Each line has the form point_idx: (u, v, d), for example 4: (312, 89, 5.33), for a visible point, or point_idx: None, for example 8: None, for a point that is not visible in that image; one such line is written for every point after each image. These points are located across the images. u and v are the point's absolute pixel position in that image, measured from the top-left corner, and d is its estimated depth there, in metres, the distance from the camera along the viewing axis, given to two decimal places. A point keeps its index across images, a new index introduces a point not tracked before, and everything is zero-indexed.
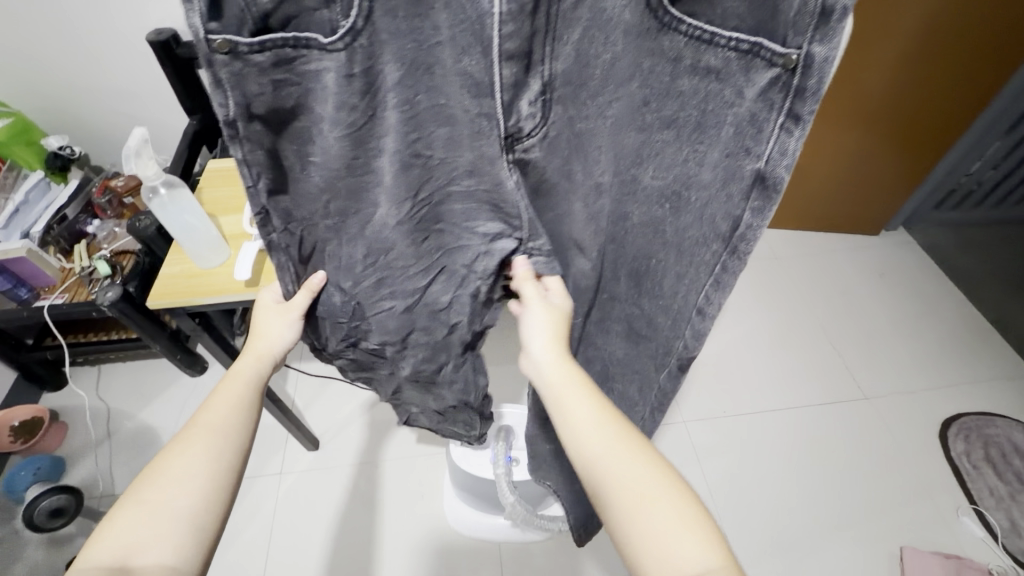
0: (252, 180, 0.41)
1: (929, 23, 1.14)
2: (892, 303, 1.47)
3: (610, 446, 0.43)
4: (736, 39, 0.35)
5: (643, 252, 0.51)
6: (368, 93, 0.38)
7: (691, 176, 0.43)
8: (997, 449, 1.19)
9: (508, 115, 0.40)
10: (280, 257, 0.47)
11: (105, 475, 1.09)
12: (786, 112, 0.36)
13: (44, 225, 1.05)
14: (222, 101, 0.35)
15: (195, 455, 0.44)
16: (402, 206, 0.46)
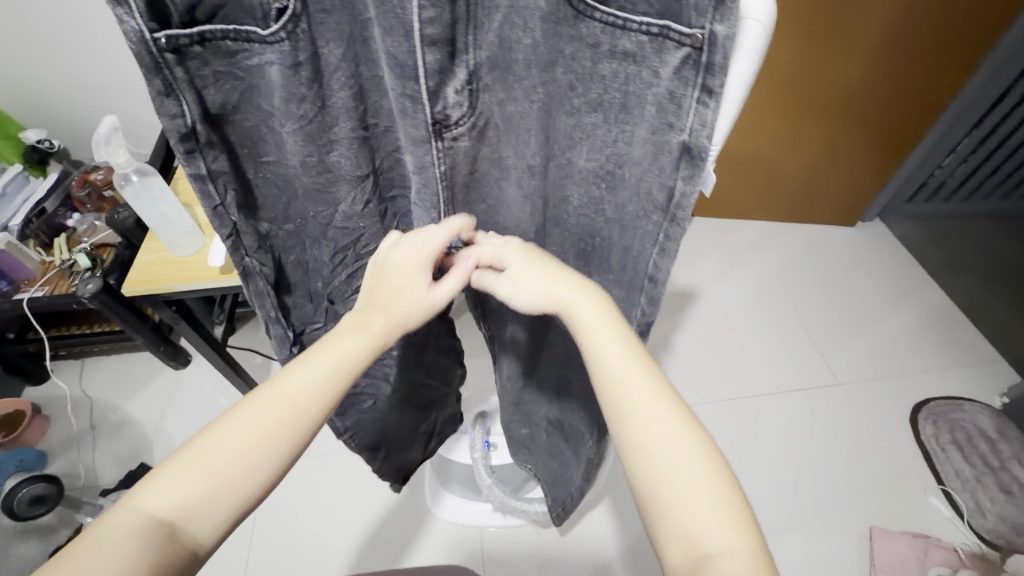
0: (217, 196, 0.39)
1: (900, 13, 1.16)
2: (870, 291, 1.51)
3: (644, 409, 0.38)
4: (646, 23, 0.32)
5: (587, 230, 0.49)
6: (315, 83, 0.37)
7: (623, 153, 0.40)
8: (963, 432, 1.22)
9: (434, 101, 0.39)
10: (257, 282, 0.46)
11: (88, 466, 1.10)
12: (698, 87, 0.32)
13: (22, 218, 1.06)
14: (177, 110, 0.33)
15: (268, 433, 0.38)
16: (361, 187, 0.46)
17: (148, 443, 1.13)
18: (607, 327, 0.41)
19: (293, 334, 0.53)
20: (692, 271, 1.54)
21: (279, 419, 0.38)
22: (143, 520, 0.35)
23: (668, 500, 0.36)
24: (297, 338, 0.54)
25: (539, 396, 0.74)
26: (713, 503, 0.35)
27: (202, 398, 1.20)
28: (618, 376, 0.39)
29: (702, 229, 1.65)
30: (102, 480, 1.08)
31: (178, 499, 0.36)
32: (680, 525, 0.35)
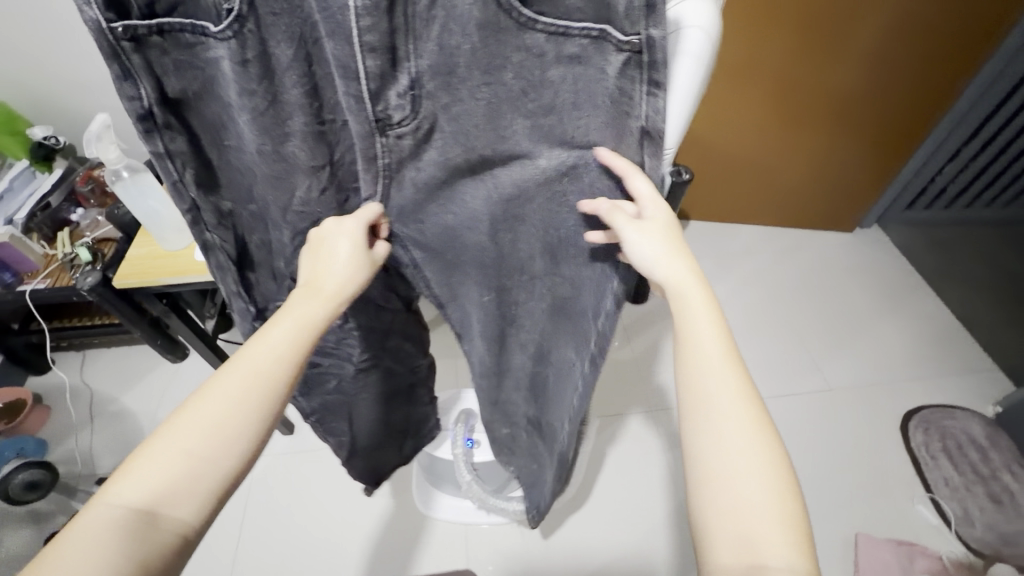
0: (177, 172, 0.42)
1: (896, 18, 1.16)
2: (859, 299, 1.50)
3: (723, 412, 0.39)
4: (585, 28, 0.35)
5: (550, 226, 0.48)
6: (265, 78, 0.38)
7: (584, 147, 0.41)
8: (954, 441, 1.22)
9: (376, 102, 0.39)
10: (218, 257, 0.48)
11: (85, 455, 1.13)
12: (644, 81, 0.36)
13: (27, 213, 1.08)
14: (134, 94, 0.36)
15: (237, 404, 0.39)
16: (318, 176, 0.45)
17: (145, 434, 1.16)
18: (703, 319, 0.41)
19: (256, 309, 0.55)
20: None
21: (246, 391, 0.39)
22: (123, 511, 0.35)
23: (724, 506, 0.37)
24: (262, 314, 0.56)
25: (514, 394, 0.74)
26: (777, 520, 0.36)
27: None
28: (701, 377, 0.40)
29: (697, 233, 1.65)
30: (100, 469, 1.11)
31: (154, 485, 0.36)
32: (733, 530, 0.36)
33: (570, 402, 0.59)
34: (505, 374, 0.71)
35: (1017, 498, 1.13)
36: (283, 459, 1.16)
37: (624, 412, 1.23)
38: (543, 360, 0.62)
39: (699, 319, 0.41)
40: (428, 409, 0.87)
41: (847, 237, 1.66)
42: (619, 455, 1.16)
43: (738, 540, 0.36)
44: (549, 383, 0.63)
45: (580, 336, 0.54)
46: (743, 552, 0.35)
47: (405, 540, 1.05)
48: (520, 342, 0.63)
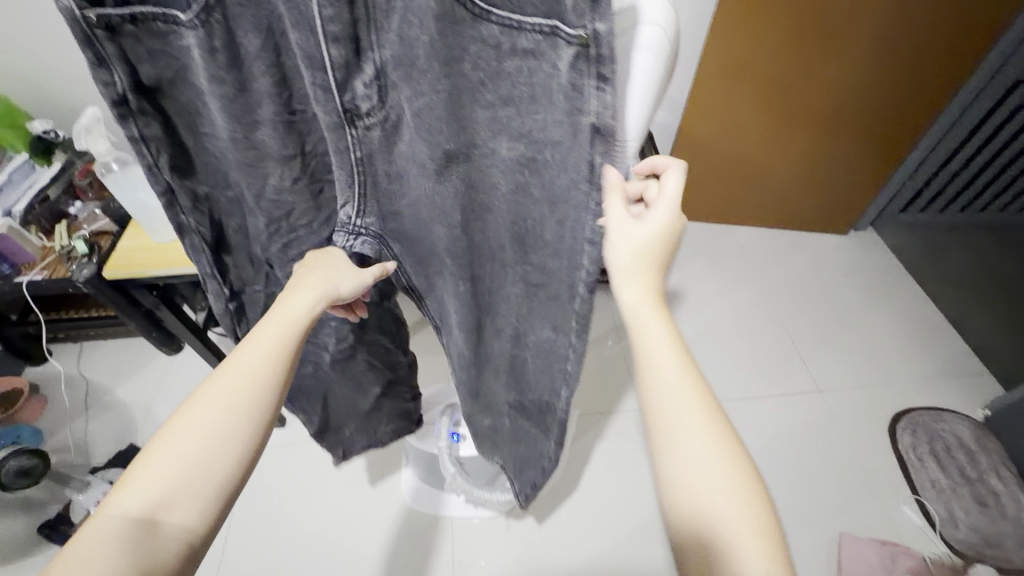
0: (151, 156, 0.43)
1: (891, 21, 1.16)
2: (849, 296, 1.52)
3: (683, 421, 0.40)
4: (537, 23, 0.35)
5: (520, 212, 0.49)
6: (234, 67, 0.40)
7: (541, 139, 0.42)
8: (942, 443, 1.22)
9: (342, 92, 0.42)
10: (192, 239, 0.50)
11: (80, 446, 1.15)
12: (592, 76, 0.35)
13: (26, 204, 1.11)
14: (107, 79, 0.37)
15: (223, 413, 0.41)
16: (289, 166, 0.48)
17: (138, 425, 1.18)
18: (654, 333, 0.43)
19: (229, 291, 0.57)
20: (679, 274, 1.55)
21: (230, 401, 0.42)
22: (123, 520, 0.38)
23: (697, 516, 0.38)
24: (234, 295, 0.58)
25: (495, 384, 0.75)
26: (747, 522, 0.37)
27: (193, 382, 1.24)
28: (659, 389, 0.41)
29: (691, 233, 1.66)
30: (93, 459, 1.13)
31: (150, 493, 0.39)
32: (707, 536, 0.37)
33: (560, 383, 0.61)
34: (485, 365, 0.72)
35: (1003, 502, 1.14)
36: (273, 451, 1.17)
37: (612, 409, 1.24)
38: (520, 345, 0.64)
39: (651, 333, 0.43)
40: (407, 403, 0.88)
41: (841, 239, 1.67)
42: (605, 452, 1.17)
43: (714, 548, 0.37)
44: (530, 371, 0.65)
45: (556, 319, 0.55)
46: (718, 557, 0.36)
47: (391, 531, 1.06)
48: (495, 328, 0.66)
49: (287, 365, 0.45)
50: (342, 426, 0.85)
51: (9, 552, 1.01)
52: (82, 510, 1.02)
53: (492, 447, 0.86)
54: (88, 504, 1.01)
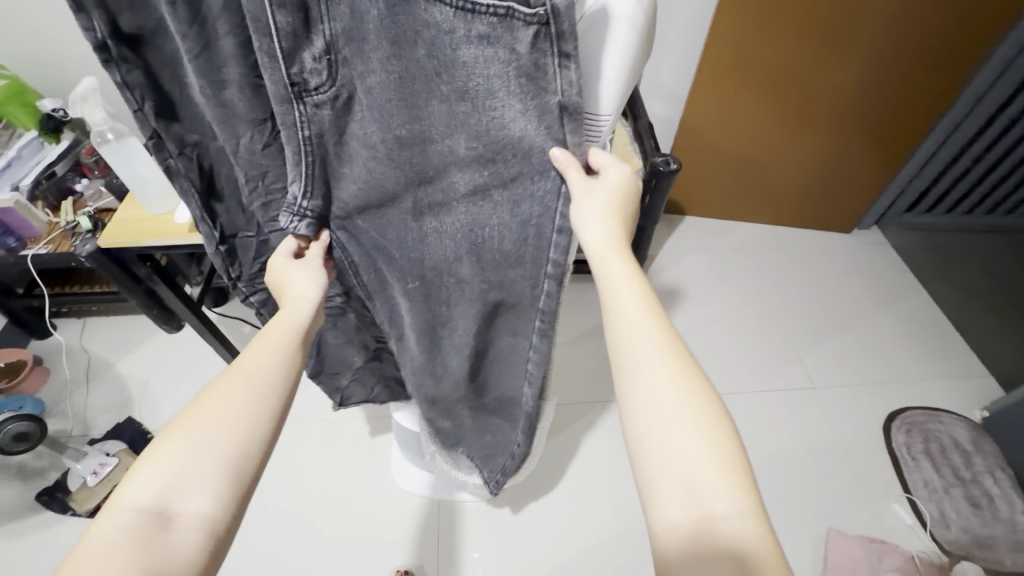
0: (137, 103, 0.45)
1: (900, 15, 1.14)
2: (854, 297, 1.49)
3: (650, 362, 0.41)
4: (492, 5, 0.35)
5: (470, 222, 0.51)
6: (196, 22, 0.40)
7: (501, 138, 0.43)
8: (937, 443, 1.21)
9: (288, 63, 0.39)
10: (182, 182, 0.53)
11: (80, 418, 1.17)
12: (556, 54, 0.38)
13: (32, 179, 1.12)
14: (88, 25, 0.39)
15: (235, 403, 0.43)
16: (261, 129, 0.48)
17: (137, 399, 1.20)
18: (625, 280, 0.45)
19: (221, 234, 0.60)
20: (676, 269, 1.54)
21: (241, 392, 0.44)
22: (132, 512, 0.38)
23: (663, 451, 0.38)
24: (224, 241, 0.61)
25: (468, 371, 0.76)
26: (714, 455, 0.38)
27: (193, 358, 1.27)
28: (631, 347, 0.42)
29: (690, 228, 1.65)
30: (92, 431, 1.15)
31: (160, 483, 0.39)
32: (677, 480, 0.37)
33: (537, 349, 0.62)
34: None
35: (998, 504, 1.12)
36: None
37: (601, 399, 1.25)
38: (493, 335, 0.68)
39: (620, 279, 0.45)
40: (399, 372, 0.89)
41: (847, 239, 1.65)
42: (592, 442, 1.18)
43: (681, 484, 0.37)
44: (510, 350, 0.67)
45: (530, 321, 0.60)
46: (687, 491, 0.37)
47: (376, 512, 1.08)
48: None
49: (295, 366, 0.49)
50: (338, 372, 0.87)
51: (6, 515, 1.04)
52: (77, 480, 1.05)
53: (456, 440, 0.90)
54: (85, 472, 1.03)
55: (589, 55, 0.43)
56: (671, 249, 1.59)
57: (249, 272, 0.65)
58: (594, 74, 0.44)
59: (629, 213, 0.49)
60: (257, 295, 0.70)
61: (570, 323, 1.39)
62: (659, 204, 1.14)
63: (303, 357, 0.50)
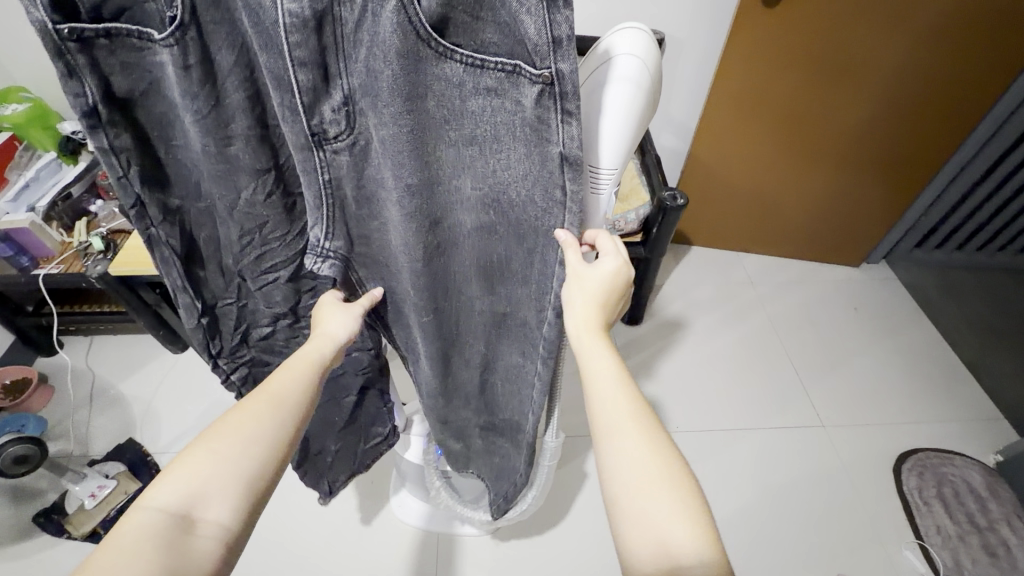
0: (122, 169, 0.43)
1: (912, 51, 1.14)
2: (860, 331, 1.48)
3: (617, 428, 0.41)
4: (500, 61, 0.36)
5: (485, 252, 0.51)
6: (208, 82, 0.40)
7: (505, 183, 0.43)
8: (950, 488, 1.18)
9: (309, 116, 0.39)
10: (163, 251, 0.50)
11: (79, 438, 1.16)
12: (558, 111, 0.37)
13: (49, 201, 1.13)
14: (79, 91, 0.37)
15: (262, 421, 0.45)
16: (263, 180, 0.48)
17: (139, 418, 1.20)
18: (596, 350, 0.45)
19: (202, 305, 0.57)
20: (682, 299, 1.54)
21: (267, 411, 0.46)
22: (158, 513, 0.39)
23: (634, 517, 0.38)
24: (207, 309, 0.58)
25: (465, 409, 0.76)
26: (683, 521, 0.37)
27: (197, 378, 1.28)
28: (599, 405, 0.43)
29: (697, 258, 1.66)
30: (92, 449, 1.15)
31: (187, 488, 0.41)
32: (650, 541, 0.37)
33: (534, 378, 0.62)
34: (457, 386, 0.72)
35: (1015, 554, 1.08)
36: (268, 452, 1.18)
37: None
38: (491, 368, 0.68)
39: (595, 352, 0.45)
40: (382, 408, 0.87)
41: (854, 272, 1.64)
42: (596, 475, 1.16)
43: (653, 543, 0.37)
44: (509, 377, 0.67)
45: (525, 345, 0.60)
46: (660, 557, 0.36)
47: (374, 541, 1.06)
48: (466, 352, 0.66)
49: (314, 395, 0.50)
50: (322, 449, 0.85)
51: None
52: (76, 501, 1.05)
53: (467, 459, 0.87)
54: (82, 496, 1.03)
55: (590, 112, 0.44)
56: (677, 280, 1.59)
57: (229, 345, 0.63)
58: (596, 123, 0.44)
59: (615, 306, 0.49)
60: (237, 371, 0.66)
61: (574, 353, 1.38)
62: (665, 237, 1.12)
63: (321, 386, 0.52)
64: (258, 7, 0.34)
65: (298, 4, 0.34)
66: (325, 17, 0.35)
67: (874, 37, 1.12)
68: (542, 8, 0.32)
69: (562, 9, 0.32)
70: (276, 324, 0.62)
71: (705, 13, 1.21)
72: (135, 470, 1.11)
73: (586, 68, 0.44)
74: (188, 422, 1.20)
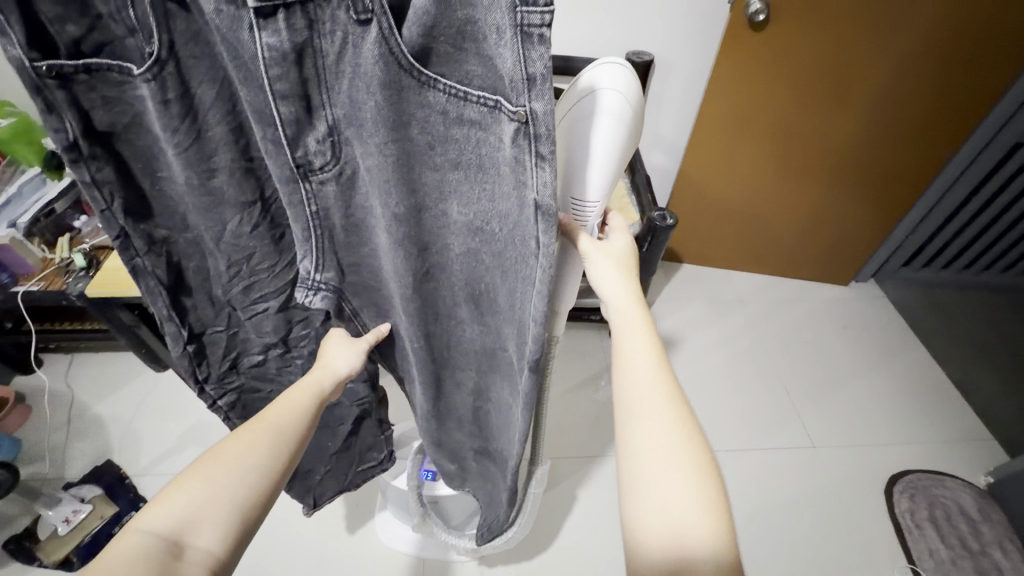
0: (104, 202, 0.42)
1: (898, 74, 1.15)
2: (851, 351, 1.48)
3: (652, 411, 0.41)
4: (482, 96, 0.34)
5: (474, 276, 0.48)
6: (188, 116, 0.38)
7: (489, 211, 0.41)
8: (942, 510, 1.17)
9: (293, 147, 0.38)
10: (148, 281, 0.49)
11: (55, 461, 1.13)
12: (533, 154, 0.34)
13: (31, 217, 1.10)
14: (58, 126, 0.36)
15: (263, 447, 0.45)
16: (249, 212, 0.47)
17: (116, 440, 1.17)
18: (637, 330, 0.45)
19: (189, 333, 0.56)
20: (674, 318, 1.53)
21: (268, 440, 0.46)
22: (150, 538, 0.38)
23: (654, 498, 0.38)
24: (195, 337, 0.56)
25: (457, 433, 0.75)
26: (700, 502, 0.38)
27: (179, 399, 1.25)
28: (633, 389, 0.43)
29: (689, 276, 1.66)
30: (67, 473, 1.12)
31: (181, 513, 0.40)
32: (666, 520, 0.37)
33: (516, 420, 0.60)
34: (448, 413, 0.71)
35: None
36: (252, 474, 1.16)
37: (597, 453, 1.22)
38: (482, 397, 0.66)
39: (634, 339, 0.44)
40: (378, 437, 0.85)
41: (843, 291, 1.65)
42: (586, 499, 1.14)
43: (670, 526, 0.37)
44: (499, 406, 0.65)
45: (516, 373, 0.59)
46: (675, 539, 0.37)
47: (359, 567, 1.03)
48: (456, 380, 0.65)
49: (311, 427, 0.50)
50: (312, 469, 0.83)
51: None
52: (49, 526, 1.02)
53: (456, 482, 0.86)
54: (56, 521, 1.00)
55: (574, 147, 0.43)
56: (669, 298, 1.59)
57: (217, 371, 0.61)
58: (582, 162, 0.43)
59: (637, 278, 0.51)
60: (226, 397, 0.65)
61: (566, 373, 1.37)
62: (654, 255, 1.13)
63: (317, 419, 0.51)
64: (237, 42, 0.33)
65: (277, 38, 0.32)
66: (305, 50, 0.33)
67: (861, 60, 1.14)
68: (517, 41, 0.29)
69: (538, 45, 0.29)
70: (266, 352, 0.62)
71: (694, 36, 1.23)
72: (113, 494, 1.08)
73: (568, 101, 0.42)
74: (168, 443, 1.17)
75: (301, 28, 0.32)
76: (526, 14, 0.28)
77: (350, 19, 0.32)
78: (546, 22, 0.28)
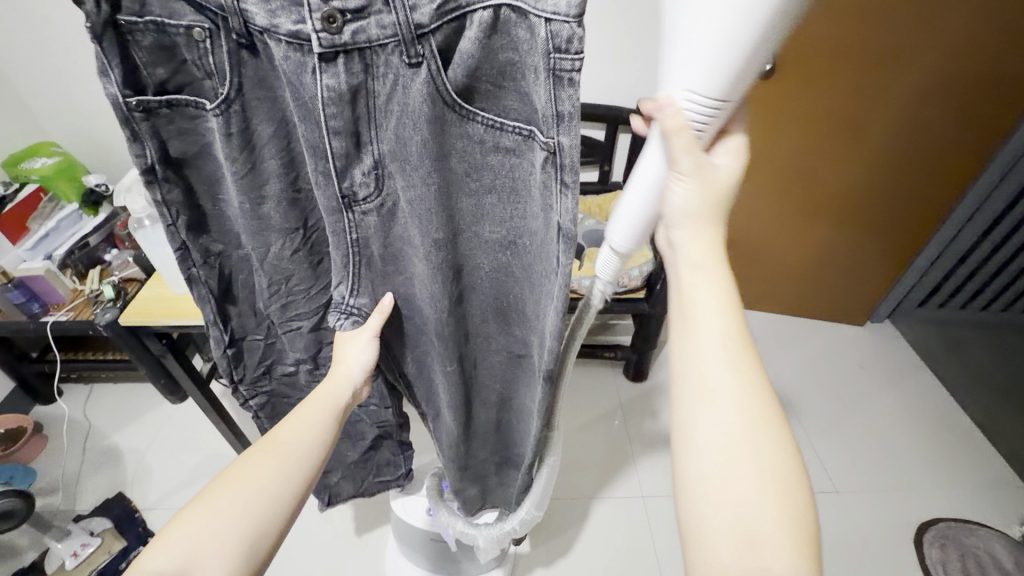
0: (171, 218, 0.45)
1: (904, 118, 1.19)
2: (870, 391, 1.45)
3: (724, 391, 0.37)
4: (517, 127, 0.37)
5: (501, 291, 0.51)
6: (246, 148, 0.41)
7: (522, 227, 0.44)
8: (974, 560, 1.12)
9: (341, 179, 0.41)
10: (201, 289, 0.52)
11: (68, 492, 1.13)
12: (558, 181, 0.36)
13: (65, 249, 1.15)
14: (139, 152, 0.40)
15: (272, 472, 0.45)
16: (291, 238, 0.49)
17: (130, 472, 1.17)
18: (708, 299, 0.38)
19: (230, 338, 0.58)
20: None
21: (276, 469, 0.46)
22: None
23: (714, 498, 0.36)
24: (235, 343, 0.59)
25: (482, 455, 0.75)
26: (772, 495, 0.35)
27: (196, 429, 1.26)
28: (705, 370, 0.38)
29: None
30: (79, 505, 1.11)
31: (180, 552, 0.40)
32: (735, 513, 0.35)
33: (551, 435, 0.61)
34: (473, 438, 0.72)
35: None
36: None
37: (612, 491, 1.20)
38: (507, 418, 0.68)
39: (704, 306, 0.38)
40: (398, 454, 0.84)
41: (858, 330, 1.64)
42: (600, 538, 1.12)
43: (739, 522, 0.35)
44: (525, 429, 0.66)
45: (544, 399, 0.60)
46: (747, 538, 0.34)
47: None
48: (483, 401, 0.66)
49: (325, 445, 0.50)
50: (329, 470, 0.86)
51: None
52: (55, 562, 1.00)
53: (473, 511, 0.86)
54: (64, 554, 1.00)
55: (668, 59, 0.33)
56: None
57: (252, 374, 0.64)
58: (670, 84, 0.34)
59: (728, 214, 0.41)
60: (256, 397, 0.67)
61: (580, 410, 1.36)
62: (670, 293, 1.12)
63: (336, 433, 0.52)
64: (301, 84, 0.37)
65: (336, 80, 0.35)
66: (359, 91, 0.36)
67: (869, 103, 1.17)
68: (550, 82, 0.32)
69: (568, 87, 0.32)
70: (297, 366, 0.64)
71: None
72: (122, 527, 1.07)
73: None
74: (180, 476, 1.17)
75: (357, 71, 0.36)
76: (558, 60, 0.31)
77: (401, 63, 0.35)
78: (576, 68, 0.31)
